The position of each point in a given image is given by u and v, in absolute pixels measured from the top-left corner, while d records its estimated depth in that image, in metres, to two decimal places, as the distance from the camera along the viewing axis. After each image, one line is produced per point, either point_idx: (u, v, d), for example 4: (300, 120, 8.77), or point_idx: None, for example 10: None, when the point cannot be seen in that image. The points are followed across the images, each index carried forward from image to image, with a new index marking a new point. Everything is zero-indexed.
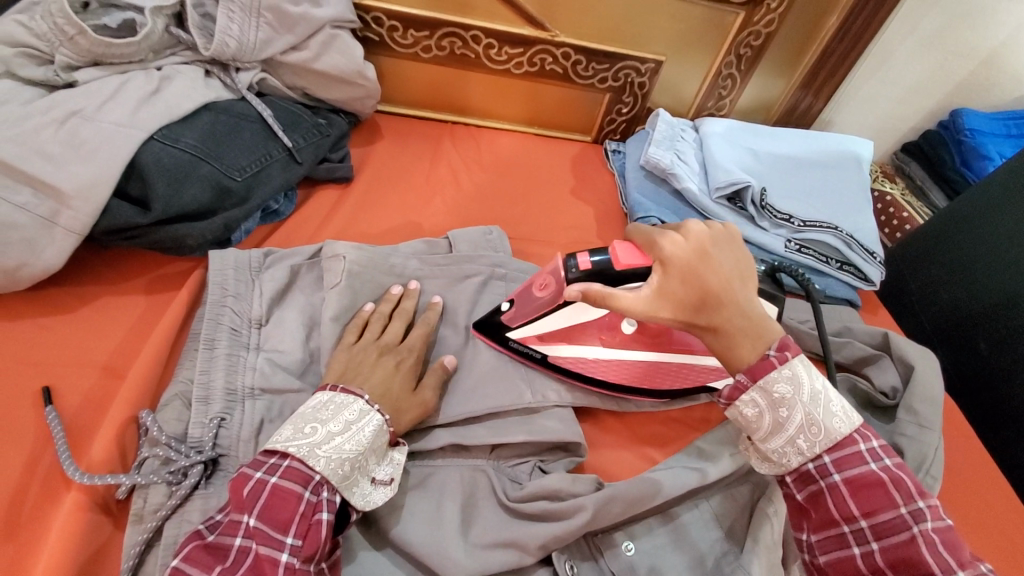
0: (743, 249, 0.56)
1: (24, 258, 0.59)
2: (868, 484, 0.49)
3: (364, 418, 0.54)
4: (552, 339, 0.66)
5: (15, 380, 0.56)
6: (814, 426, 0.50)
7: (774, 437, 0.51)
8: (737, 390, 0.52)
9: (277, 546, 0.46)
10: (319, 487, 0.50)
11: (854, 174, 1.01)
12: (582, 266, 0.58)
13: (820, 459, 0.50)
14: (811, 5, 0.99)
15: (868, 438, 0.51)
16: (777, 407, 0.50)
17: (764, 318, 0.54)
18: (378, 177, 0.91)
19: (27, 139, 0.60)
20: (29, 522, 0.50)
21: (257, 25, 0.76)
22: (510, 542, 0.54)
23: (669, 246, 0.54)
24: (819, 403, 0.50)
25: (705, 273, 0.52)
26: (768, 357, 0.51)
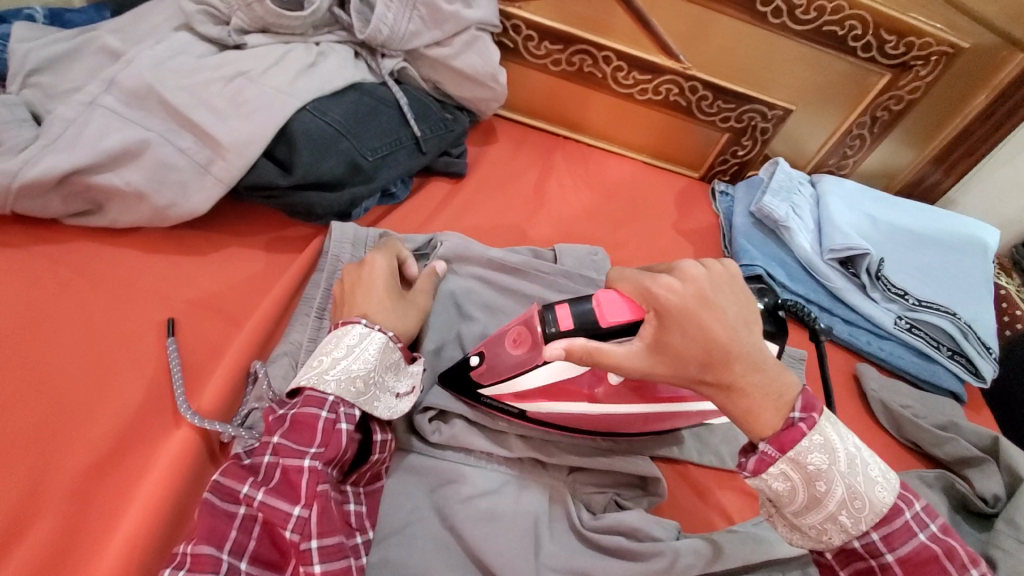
0: (744, 290, 0.50)
1: (175, 199, 0.62)
2: (920, 560, 0.46)
3: (365, 339, 0.55)
4: (536, 397, 0.57)
5: (145, 308, 0.60)
6: (857, 501, 0.46)
7: (811, 513, 0.48)
8: (763, 462, 0.47)
9: (300, 456, 0.49)
10: (335, 405, 0.52)
11: (979, 263, 0.94)
12: (562, 323, 0.49)
13: (868, 537, 0.47)
14: (962, 78, 0.94)
15: (909, 501, 0.48)
16: (814, 482, 0.46)
17: (785, 372, 0.48)
18: (488, 178, 0.92)
19: (197, 92, 0.65)
20: (139, 445, 0.52)
21: (411, 17, 0.79)
22: (579, 570, 0.53)
23: (663, 295, 0.46)
24: (857, 470, 0.46)
25: (709, 324, 0.46)
26: (795, 423, 0.47)
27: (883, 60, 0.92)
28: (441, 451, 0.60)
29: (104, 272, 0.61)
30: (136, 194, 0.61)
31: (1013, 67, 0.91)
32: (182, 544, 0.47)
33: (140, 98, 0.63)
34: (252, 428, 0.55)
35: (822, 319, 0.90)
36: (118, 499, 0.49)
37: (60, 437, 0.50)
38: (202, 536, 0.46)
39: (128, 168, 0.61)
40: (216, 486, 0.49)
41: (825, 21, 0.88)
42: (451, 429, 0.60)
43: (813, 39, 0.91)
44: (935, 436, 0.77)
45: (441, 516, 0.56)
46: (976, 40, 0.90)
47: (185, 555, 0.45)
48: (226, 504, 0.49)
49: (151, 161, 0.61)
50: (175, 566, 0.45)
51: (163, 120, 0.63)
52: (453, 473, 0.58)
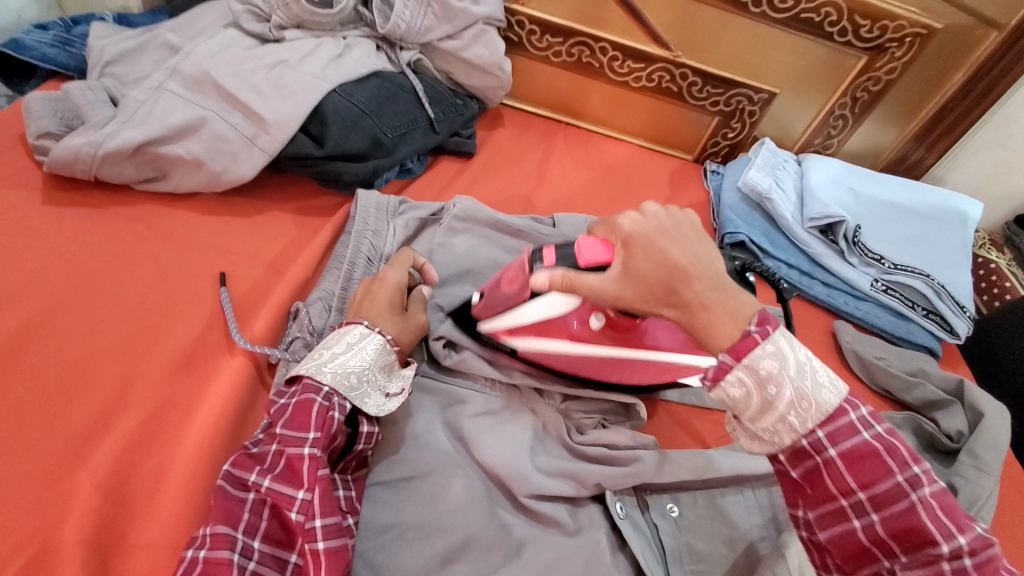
0: (703, 231, 0.58)
1: (227, 166, 0.74)
2: (861, 456, 0.49)
3: (364, 338, 0.59)
4: (524, 333, 0.66)
5: (203, 259, 0.71)
6: (805, 402, 0.50)
7: (764, 416, 0.51)
8: (722, 370, 0.51)
9: (299, 444, 0.52)
10: (329, 395, 0.56)
11: (956, 230, 1.00)
12: (547, 260, 0.58)
13: (814, 435, 0.50)
14: (935, 59, 1.02)
15: (856, 405, 0.51)
16: (765, 385, 0.50)
17: (743, 294, 0.54)
18: (495, 158, 1.02)
19: (245, 77, 0.76)
20: (203, 364, 0.63)
21: (425, 14, 0.90)
22: (570, 474, 0.62)
23: (628, 227, 0.56)
24: (808, 375, 0.50)
25: (668, 248, 0.54)
26: (750, 333, 0.50)
27: (859, 44, 1.00)
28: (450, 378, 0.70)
29: (168, 228, 0.73)
30: (196, 162, 0.72)
31: (987, 46, 0.98)
32: (203, 527, 0.50)
33: (198, 84, 0.75)
34: (295, 353, 0.65)
35: (803, 282, 0.97)
36: (187, 406, 0.60)
37: (139, 355, 0.61)
38: (220, 518, 0.50)
39: (189, 140, 0.72)
40: (227, 475, 0.53)
41: (803, 9, 0.96)
42: (459, 356, 0.70)
43: (792, 26, 0.99)
44: (905, 382, 0.84)
45: (450, 429, 0.65)
46: (947, 21, 0.97)
47: (206, 536, 0.48)
48: (238, 490, 0.52)
49: (208, 135, 0.73)
50: (198, 545, 0.48)
51: (217, 101, 0.75)
52: (462, 396, 0.68)
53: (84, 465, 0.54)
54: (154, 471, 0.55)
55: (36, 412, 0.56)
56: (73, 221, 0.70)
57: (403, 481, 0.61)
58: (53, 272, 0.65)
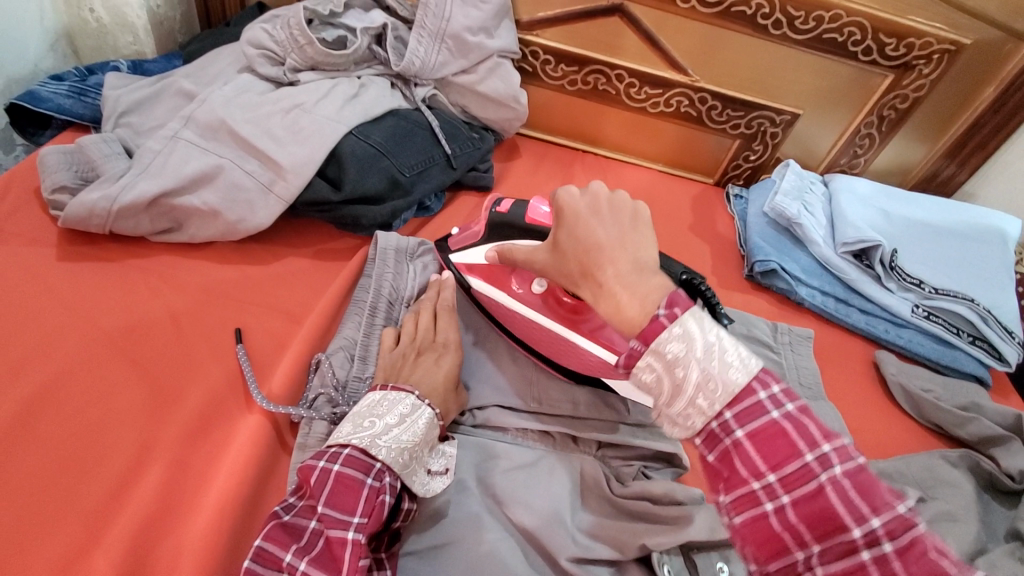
0: (646, 222, 0.50)
1: (243, 215, 0.72)
2: (769, 435, 0.41)
3: (416, 411, 0.58)
4: (479, 276, 0.74)
5: (219, 311, 0.69)
6: (711, 383, 0.42)
7: (675, 402, 0.43)
8: (632, 357, 0.44)
9: (344, 527, 0.50)
10: (380, 474, 0.53)
11: (997, 250, 0.96)
12: (501, 209, 0.69)
13: (721, 415, 0.42)
14: (964, 76, 0.99)
15: (768, 382, 0.43)
16: (672, 368, 0.42)
17: (657, 277, 0.46)
18: (513, 191, 1.00)
19: (260, 123, 0.75)
20: (221, 426, 0.60)
21: (440, 49, 0.89)
22: (611, 535, 0.60)
23: (562, 200, 0.52)
24: (714, 355, 0.42)
25: (592, 224, 0.49)
26: (657, 317, 0.43)
27: (885, 62, 0.97)
28: (477, 431, 0.67)
29: (185, 279, 0.71)
30: (212, 212, 0.71)
31: (1020, 59, 0.95)
32: None
33: (214, 132, 0.74)
34: (319, 410, 0.62)
35: (837, 311, 0.93)
36: (208, 470, 0.57)
37: (156, 419, 0.59)
38: None
39: (205, 190, 0.71)
40: (259, 553, 0.48)
41: (825, 29, 0.94)
42: (484, 413, 0.68)
43: (813, 47, 0.97)
44: (957, 417, 0.79)
45: (483, 487, 0.62)
46: (977, 37, 0.94)
47: None
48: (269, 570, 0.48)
49: (224, 184, 0.71)
50: None
51: (233, 148, 0.74)
52: (493, 450, 0.65)
53: (101, 542, 0.51)
54: (173, 544, 0.52)
55: (50, 483, 0.53)
56: (87, 277, 0.68)
57: (434, 549, 0.58)
58: (68, 333, 0.63)
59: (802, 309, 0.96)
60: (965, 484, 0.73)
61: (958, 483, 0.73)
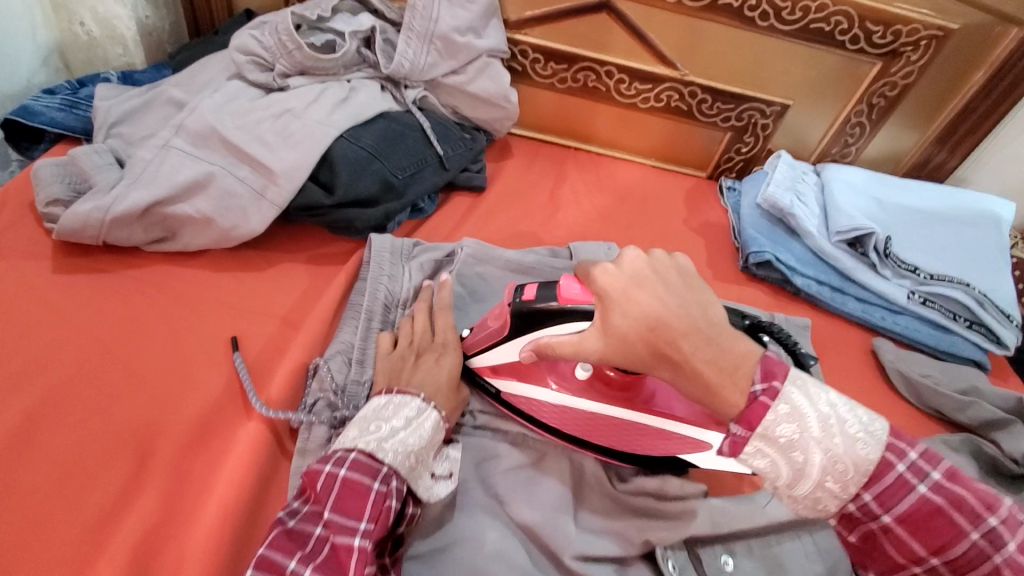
0: (691, 276, 0.53)
1: (237, 222, 0.72)
2: (925, 516, 0.45)
3: (422, 414, 0.58)
4: (506, 374, 0.66)
5: (216, 319, 0.69)
6: (839, 463, 0.46)
7: (799, 484, 0.47)
8: (736, 443, 0.48)
9: (350, 532, 0.50)
10: (388, 477, 0.54)
11: (991, 234, 0.96)
12: (526, 296, 0.60)
13: (862, 499, 0.47)
14: (952, 61, 0.99)
15: (904, 454, 0.46)
16: (790, 452, 0.47)
17: (739, 342, 0.50)
18: (507, 191, 1.00)
19: (251, 129, 0.75)
20: (220, 433, 0.60)
21: (428, 50, 0.90)
22: (613, 530, 0.61)
23: (602, 280, 0.52)
24: (835, 432, 0.46)
25: (649, 301, 0.50)
26: (757, 397, 0.47)
27: (872, 50, 0.98)
28: (478, 432, 0.67)
29: (180, 289, 0.71)
30: (205, 220, 0.71)
31: (1009, 42, 0.95)
32: None
33: (204, 139, 0.74)
34: (319, 414, 0.62)
35: (834, 299, 0.93)
36: (208, 477, 0.57)
37: (155, 427, 0.59)
38: None
39: (197, 198, 0.71)
40: (264, 559, 0.48)
41: (811, 19, 0.94)
42: (484, 415, 0.68)
43: (801, 37, 0.97)
44: (957, 402, 0.80)
45: (484, 486, 0.62)
46: (963, 22, 0.94)
47: None
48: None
49: (217, 191, 0.71)
50: None
51: (224, 156, 0.74)
52: (493, 450, 0.65)
53: (104, 551, 0.51)
54: (176, 552, 0.52)
55: (51, 496, 0.53)
56: (81, 289, 0.68)
57: (437, 551, 0.58)
58: (64, 345, 0.63)
59: (799, 299, 0.96)
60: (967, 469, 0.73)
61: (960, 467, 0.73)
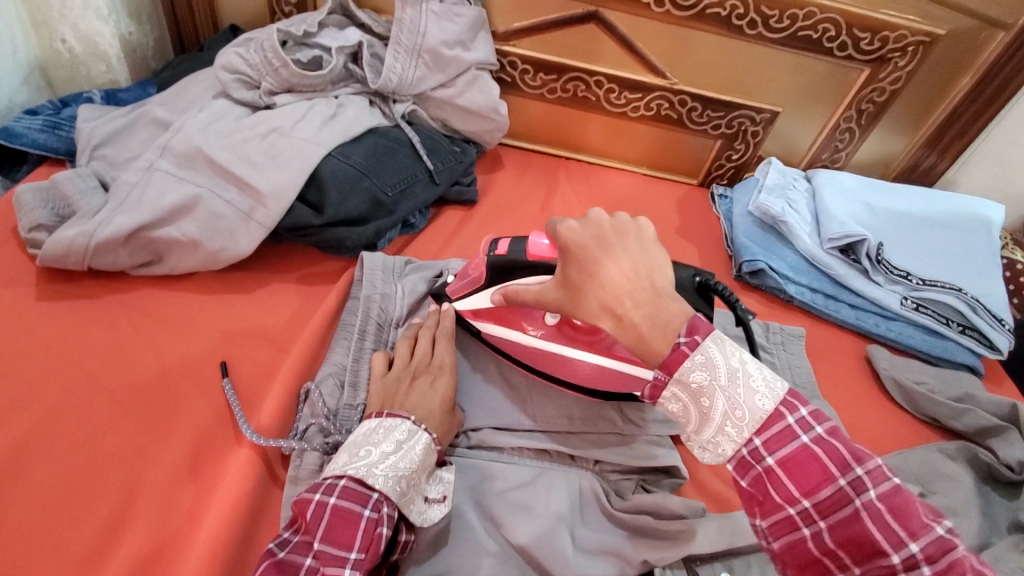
0: (652, 241, 0.53)
1: (224, 244, 0.71)
2: (800, 461, 0.43)
3: (413, 437, 0.57)
4: (486, 318, 0.71)
5: (204, 344, 0.67)
6: (738, 410, 0.44)
7: (703, 429, 0.46)
8: (657, 387, 0.47)
9: (341, 563, 0.49)
10: (378, 504, 0.52)
11: (982, 238, 0.96)
12: (500, 251, 0.65)
13: (751, 444, 0.44)
14: (940, 66, 0.99)
15: (795, 406, 0.44)
16: (698, 398, 0.45)
17: (676, 302, 0.48)
18: (498, 203, 0.99)
19: (237, 149, 0.74)
20: (210, 463, 0.59)
21: (417, 65, 0.89)
22: (612, 551, 0.60)
23: (565, 235, 0.53)
24: (739, 382, 0.44)
25: (602, 259, 0.51)
26: (678, 346, 0.45)
27: (860, 57, 0.98)
28: (473, 452, 0.66)
29: (167, 313, 0.70)
30: (191, 242, 0.70)
31: (994, 47, 0.96)
32: None
33: (190, 160, 0.73)
34: (310, 440, 0.61)
35: (827, 306, 0.94)
36: (197, 510, 0.56)
37: (144, 459, 0.58)
38: None
39: (183, 221, 0.70)
40: None
41: (799, 27, 0.94)
42: (478, 434, 0.68)
43: (789, 45, 0.97)
44: (952, 409, 0.80)
45: (479, 508, 0.61)
46: (950, 27, 0.95)
47: None
48: None
49: (203, 213, 0.70)
50: None
51: (210, 177, 0.73)
52: (488, 470, 0.64)
53: None
54: None
55: (35, 535, 0.52)
56: (66, 316, 0.67)
57: None
58: (50, 375, 0.62)
59: (792, 306, 0.96)
60: (964, 478, 0.73)
61: (957, 475, 0.73)
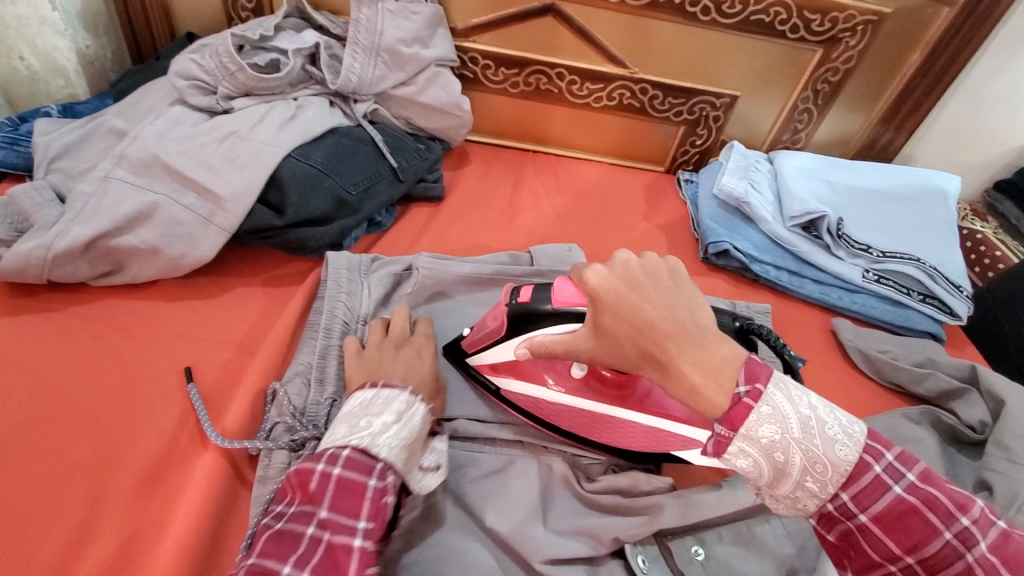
0: (684, 278, 0.52)
1: (185, 250, 0.71)
2: (900, 516, 0.45)
3: (412, 408, 0.57)
4: (506, 373, 0.68)
5: (169, 351, 0.67)
6: (818, 464, 0.45)
7: (779, 484, 0.46)
8: (722, 443, 0.47)
9: (351, 532, 0.50)
10: (383, 472, 0.53)
11: (938, 209, 0.99)
12: (523, 298, 0.63)
13: (839, 499, 0.46)
14: (890, 43, 1.02)
15: (880, 453, 0.46)
16: (771, 453, 0.46)
17: (725, 344, 0.49)
18: (466, 198, 1.00)
19: (194, 154, 0.74)
20: (176, 468, 0.59)
21: (375, 63, 0.89)
22: (584, 531, 0.60)
23: (595, 284, 0.51)
24: (814, 432, 0.46)
25: (640, 307, 0.49)
26: (741, 399, 0.46)
27: (812, 38, 1.00)
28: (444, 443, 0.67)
29: (131, 321, 0.69)
30: (151, 250, 0.70)
31: (940, 22, 0.99)
32: None
33: (147, 168, 0.72)
34: (277, 439, 0.61)
35: (793, 283, 0.95)
36: (165, 515, 0.56)
37: (109, 467, 0.58)
38: None
39: (142, 229, 0.70)
40: (259, 564, 0.46)
41: (751, 11, 0.96)
42: (451, 425, 0.68)
43: (742, 29, 0.99)
44: (914, 374, 0.82)
45: (454, 497, 0.62)
46: (897, 5, 0.97)
47: None
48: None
49: (161, 220, 0.70)
50: None
51: (168, 183, 0.72)
52: (461, 459, 0.65)
53: None
54: None
55: None
56: (26, 330, 0.66)
57: (404, 568, 0.57)
58: (10, 389, 0.61)
59: (759, 285, 0.98)
60: (927, 440, 0.75)
61: (921, 438, 0.75)
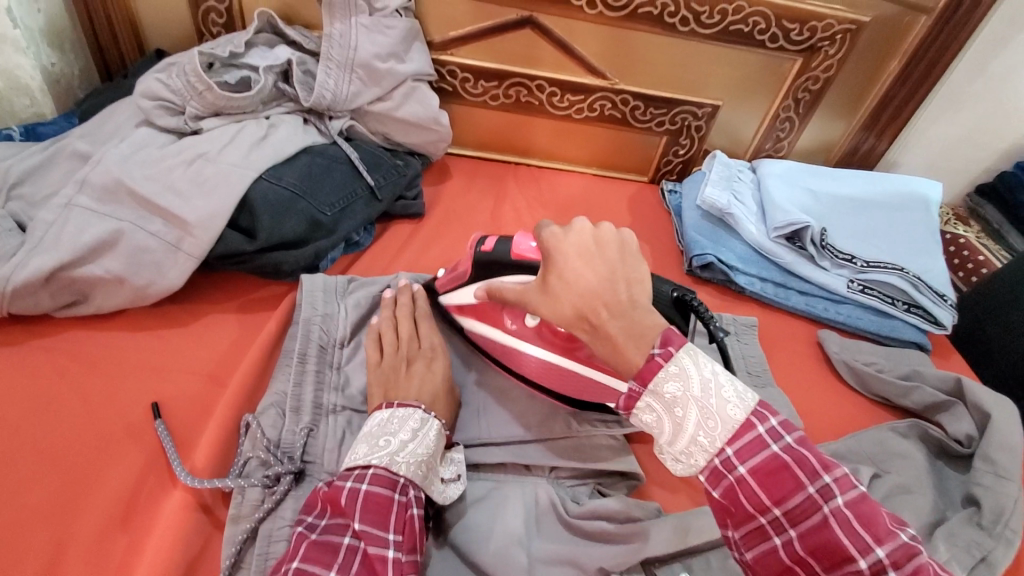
0: (633, 251, 0.54)
1: (153, 278, 0.69)
2: (773, 471, 0.45)
3: (426, 424, 0.58)
4: (470, 314, 0.72)
5: (136, 386, 0.65)
6: (710, 420, 0.47)
7: (677, 441, 0.48)
8: (632, 399, 0.49)
9: (382, 543, 0.50)
10: (405, 488, 0.54)
11: (921, 217, 0.98)
12: (485, 246, 0.65)
13: (724, 453, 0.47)
14: (870, 51, 1.01)
15: (765, 417, 0.47)
16: (672, 408, 0.48)
17: (651, 315, 0.51)
18: (446, 213, 0.98)
19: (161, 179, 0.72)
20: (142, 511, 0.56)
21: (350, 79, 0.87)
22: (568, 559, 0.58)
23: (548, 241, 0.54)
24: (712, 392, 0.47)
25: (579, 270, 0.52)
26: (653, 357, 0.48)
27: (792, 47, 0.99)
28: None
29: (97, 356, 0.66)
30: (116, 279, 0.67)
31: (919, 30, 0.99)
32: None
33: (111, 194, 0.70)
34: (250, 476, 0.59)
35: (778, 294, 0.95)
36: (129, 563, 0.53)
37: (70, 513, 0.55)
38: None
39: (106, 258, 0.67)
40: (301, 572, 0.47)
41: (730, 21, 0.96)
42: None
43: (722, 40, 0.98)
44: (899, 388, 0.81)
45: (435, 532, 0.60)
46: (875, 14, 0.97)
47: None
48: None
49: (127, 248, 0.68)
50: None
51: (133, 209, 0.70)
52: None
53: None
54: None
55: None
56: None
57: None
58: None
59: (744, 297, 0.97)
60: (916, 455, 0.75)
61: (908, 453, 0.75)
